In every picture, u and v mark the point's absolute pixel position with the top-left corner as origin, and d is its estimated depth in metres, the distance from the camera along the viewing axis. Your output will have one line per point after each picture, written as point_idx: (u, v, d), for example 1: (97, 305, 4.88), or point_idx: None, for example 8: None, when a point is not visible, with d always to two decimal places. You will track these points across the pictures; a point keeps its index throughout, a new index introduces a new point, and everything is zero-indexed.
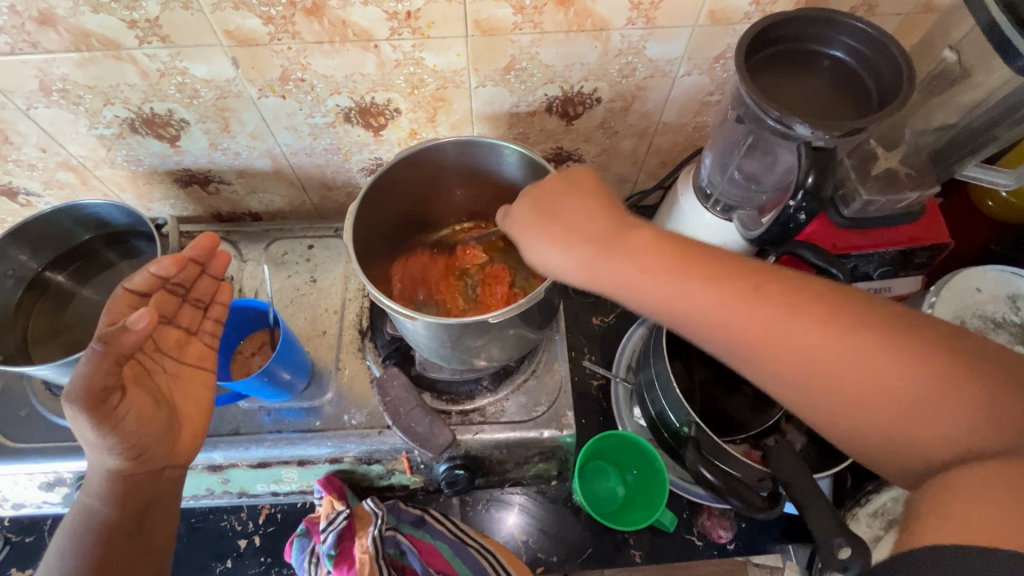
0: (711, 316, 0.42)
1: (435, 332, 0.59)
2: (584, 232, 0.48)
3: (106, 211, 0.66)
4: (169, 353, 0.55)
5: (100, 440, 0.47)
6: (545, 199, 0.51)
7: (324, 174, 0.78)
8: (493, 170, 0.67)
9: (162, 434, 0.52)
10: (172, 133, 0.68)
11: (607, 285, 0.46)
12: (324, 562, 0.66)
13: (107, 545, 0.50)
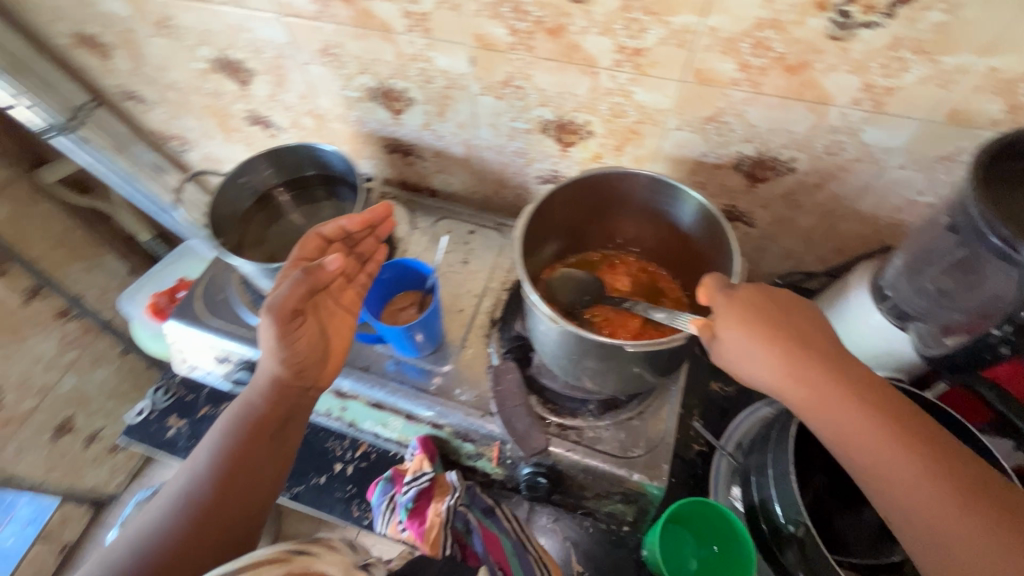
0: (830, 409, 0.51)
1: (571, 343, 0.62)
2: (775, 328, 0.54)
3: (331, 157, 0.79)
4: (333, 292, 0.67)
5: (277, 347, 0.62)
6: (769, 300, 0.55)
7: (504, 172, 0.85)
8: (664, 210, 0.70)
9: (316, 358, 0.65)
10: (400, 107, 0.79)
11: (780, 383, 0.53)
12: (399, 511, 0.71)
13: (255, 431, 0.63)
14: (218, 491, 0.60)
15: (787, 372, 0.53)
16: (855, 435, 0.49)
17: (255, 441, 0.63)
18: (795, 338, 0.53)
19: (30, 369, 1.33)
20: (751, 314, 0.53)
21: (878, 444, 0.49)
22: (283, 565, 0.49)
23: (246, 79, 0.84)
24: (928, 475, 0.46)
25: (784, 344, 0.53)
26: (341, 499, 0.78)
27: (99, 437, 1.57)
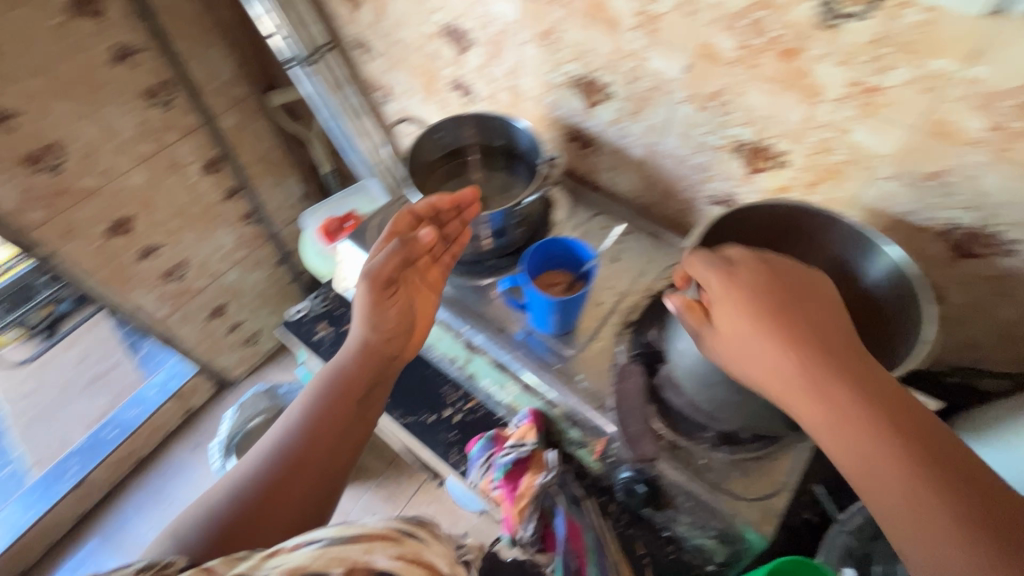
0: (765, 358, 0.49)
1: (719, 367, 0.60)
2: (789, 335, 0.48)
3: (521, 137, 0.85)
4: (419, 268, 0.79)
5: (373, 315, 0.74)
6: (762, 289, 0.50)
7: (676, 184, 0.86)
8: (847, 259, 0.66)
9: (401, 328, 0.76)
10: (597, 99, 0.83)
11: (792, 398, 0.48)
12: (495, 469, 0.75)
13: (345, 390, 0.73)
14: (314, 435, 0.69)
15: (785, 370, 0.48)
16: (779, 384, 0.48)
17: (346, 393, 0.73)
18: (815, 341, 0.48)
19: (211, 255, 1.58)
20: (772, 309, 0.49)
21: (860, 435, 0.43)
22: (397, 547, 0.50)
23: (465, 48, 0.92)
24: (959, 526, 0.39)
25: (761, 315, 0.49)
26: (444, 441, 0.83)
27: (240, 327, 1.82)
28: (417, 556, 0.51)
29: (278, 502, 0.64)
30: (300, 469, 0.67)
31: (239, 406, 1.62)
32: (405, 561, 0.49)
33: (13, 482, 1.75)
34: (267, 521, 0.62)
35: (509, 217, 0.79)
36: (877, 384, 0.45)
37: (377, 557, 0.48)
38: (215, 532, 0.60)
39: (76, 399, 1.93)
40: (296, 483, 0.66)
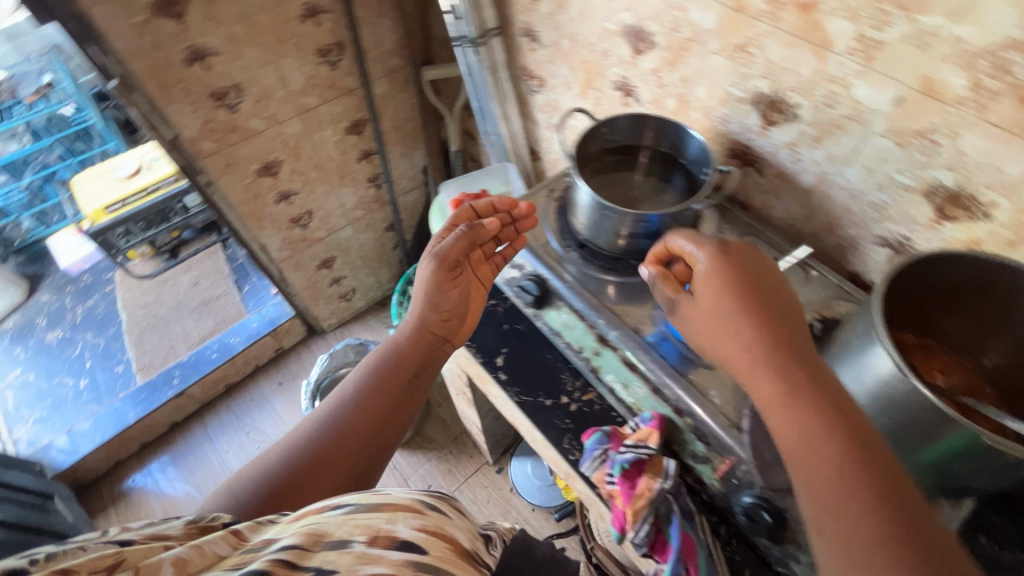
0: (732, 335, 0.61)
1: (909, 414, 0.56)
2: (755, 310, 0.61)
3: (688, 147, 0.85)
4: (474, 264, 0.88)
5: (435, 294, 0.83)
6: (746, 305, 0.61)
7: (843, 217, 0.83)
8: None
9: (457, 313, 0.85)
10: (777, 119, 0.82)
11: (745, 360, 0.60)
12: (611, 465, 0.74)
13: (398, 362, 0.81)
14: (366, 401, 0.76)
15: (739, 332, 0.61)
16: (741, 355, 0.60)
17: (396, 370, 0.80)
18: (773, 320, 0.60)
19: (334, 210, 1.68)
20: (739, 286, 0.63)
21: (791, 394, 0.54)
22: (420, 520, 0.52)
23: (643, 50, 0.93)
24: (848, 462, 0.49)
25: (751, 310, 0.61)
26: (558, 426, 0.84)
27: (340, 282, 1.92)
28: (439, 530, 0.53)
29: (324, 464, 0.69)
30: (347, 433, 0.72)
31: (330, 354, 1.72)
32: (425, 533, 0.51)
33: (122, 380, 1.94)
34: (311, 479, 0.67)
35: (667, 219, 0.80)
36: (848, 428, 0.51)
37: (400, 527, 0.49)
38: (269, 487, 0.66)
39: (185, 318, 2.11)
40: (342, 448, 0.71)
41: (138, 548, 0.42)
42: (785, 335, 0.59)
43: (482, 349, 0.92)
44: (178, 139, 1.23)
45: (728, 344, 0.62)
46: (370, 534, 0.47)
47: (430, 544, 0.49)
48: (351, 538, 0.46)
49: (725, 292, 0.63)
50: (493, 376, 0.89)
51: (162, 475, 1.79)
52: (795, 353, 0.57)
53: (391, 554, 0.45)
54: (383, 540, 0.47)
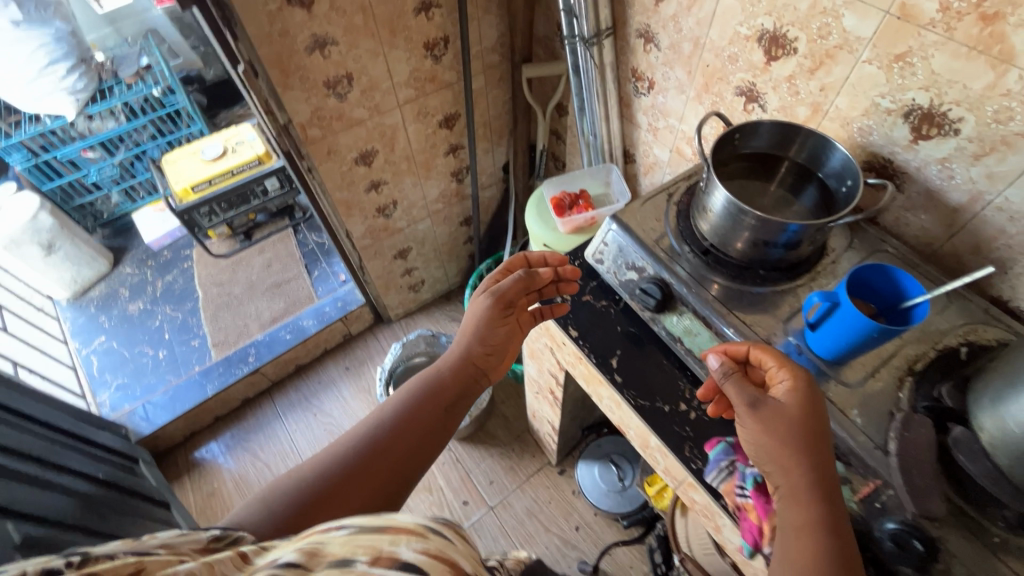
0: (787, 463, 0.66)
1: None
2: (814, 449, 0.65)
3: (830, 159, 0.83)
4: (520, 309, 0.95)
5: (484, 330, 0.92)
6: (801, 416, 0.66)
7: (993, 240, 0.79)
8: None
9: (493, 348, 0.93)
10: (930, 133, 0.79)
11: (787, 488, 0.65)
12: (743, 477, 0.74)
13: (441, 390, 0.87)
14: (404, 432, 0.80)
15: (788, 461, 0.65)
16: (789, 482, 0.65)
17: (436, 401, 0.86)
18: (820, 463, 0.65)
19: (417, 201, 1.71)
20: (809, 423, 0.66)
21: (815, 538, 0.61)
22: (425, 542, 0.53)
23: (778, 56, 0.91)
24: None
25: (806, 450, 0.65)
26: (679, 435, 0.82)
27: (412, 273, 1.95)
28: (440, 553, 0.53)
29: (364, 485, 0.74)
30: (387, 456, 0.77)
31: (403, 343, 1.73)
32: (428, 556, 0.51)
33: (198, 354, 2.01)
34: (348, 496, 0.72)
35: (808, 231, 0.77)
36: (844, 546, 0.61)
37: (403, 548, 0.50)
38: (310, 493, 0.71)
39: (258, 298, 2.17)
40: (383, 475, 0.76)
41: (158, 559, 0.45)
42: (829, 488, 0.64)
43: (596, 350, 0.92)
44: (289, 124, 1.27)
45: (780, 462, 0.66)
46: (374, 554, 0.48)
47: (432, 567, 0.50)
48: (353, 558, 0.47)
49: (791, 420, 0.66)
50: (609, 379, 0.88)
51: (230, 451, 1.84)
52: (831, 506, 0.63)
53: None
54: (384, 559, 0.48)
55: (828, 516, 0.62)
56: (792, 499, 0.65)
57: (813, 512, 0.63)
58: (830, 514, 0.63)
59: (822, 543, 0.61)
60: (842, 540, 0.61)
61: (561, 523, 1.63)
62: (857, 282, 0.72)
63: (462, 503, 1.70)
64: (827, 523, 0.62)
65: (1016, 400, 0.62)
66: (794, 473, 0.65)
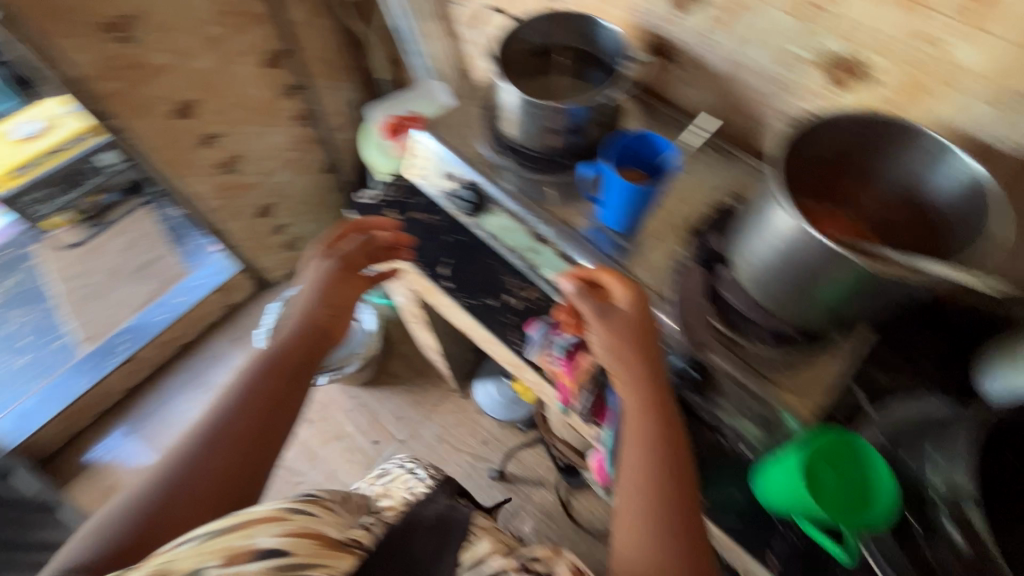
0: (624, 364, 0.71)
1: (812, 258, 0.63)
2: (646, 350, 0.72)
3: (606, 43, 0.87)
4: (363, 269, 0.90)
5: (326, 291, 0.85)
6: (638, 321, 0.72)
7: (752, 101, 0.88)
8: (915, 170, 0.66)
9: (338, 310, 0.86)
10: (686, 5, 0.83)
11: (624, 385, 0.71)
12: (554, 348, 0.81)
13: (283, 360, 0.78)
14: (245, 409, 0.72)
15: (626, 363, 0.71)
16: (625, 380, 0.71)
17: (277, 375, 0.77)
18: (652, 362, 0.71)
19: (265, 153, 1.62)
20: (641, 328, 0.72)
21: (646, 428, 0.68)
22: (281, 525, 0.58)
23: None
24: (671, 495, 0.64)
25: (640, 352, 0.71)
26: (504, 323, 0.89)
27: (284, 230, 1.87)
28: (304, 530, 0.59)
29: (214, 482, 0.67)
30: (229, 448, 0.69)
31: (282, 301, 1.69)
32: (291, 535, 0.58)
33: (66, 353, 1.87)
34: (195, 497, 0.66)
35: (588, 112, 0.82)
36: (673, 429, 0.69)
37: (260, 536, 0.56)
38: (153, 505, 0.64)
39: (125, 284, 2.03)
40: (233, 467, 0.69)
41: None
42: (659, 381, 0.71)
43: (425, 261, 0.95)
44: (75, 79, 1.14)
45: (619, 364, 0.71)
46: (227, 555, 0.53)
47: (295, 545, 0.57)
48: (203, 566, 0.52)
49: (627, 326, 0.72)
50: (439, 286, 0.92)
51: (124, 444, 1.77)
52: (661, 397, 0.70)
53: (250, 566, 0.53)
54: (240, 556, 0.53)
55: (658, 407, 0.70)
56: (629, 396, 0.71)
57: (644, 405, 0.69)
58: (660, 404, 0.70)
59: (651, 431, 0.68)
60: (669, 426, 0.69)
61: (469, 441, 1.72)
62: (621, 149, 0.79)
63: (373, 443, 1.75)
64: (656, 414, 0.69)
65: (750, 234, 0.72)
66: (629, 371, 0.71)
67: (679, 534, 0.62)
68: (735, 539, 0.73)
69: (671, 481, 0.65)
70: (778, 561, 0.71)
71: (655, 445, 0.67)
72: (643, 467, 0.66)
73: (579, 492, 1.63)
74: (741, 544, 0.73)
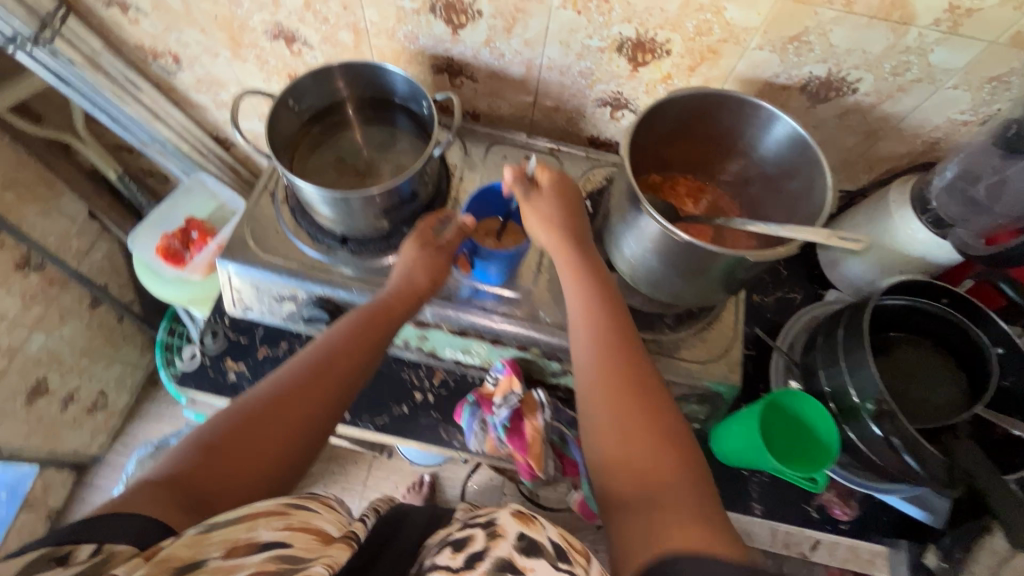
0: (556, 243, 0.66)
1: (696, 252, 0.65)
2: (576, 230, 0.67)
3: (394, 85, 0.76)
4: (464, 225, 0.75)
5: (406, 255, 0.70)
6: (561, 193, 0.68)
7: (562, 95, 0.84)
8: (753, 139, 0.68)
9: (415, 264, 0.69)
10: (462, 21, 0.74)
11: (562, 258, 0.65)
12: (496, 430, 0.75)
13: (339, 355, 0.62)
14: (292, 401, 0.57)
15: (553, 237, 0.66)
16: (562, 259, 0.65)
17: (332, 371, 0.61)
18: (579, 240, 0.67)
19: None
20: (563, 200, 0.67)
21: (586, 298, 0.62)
22: (283, 519, 0.46)
23: None
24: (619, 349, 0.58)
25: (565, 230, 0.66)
26: (428, 424, 0.79)
27: (76, 397, 1.44)
28: (305, 524, 0.47)
29: (238, 467, 0.52)
30: (275, 440, 0.54)
31: None
32: (292, 530, 0.45)
33: None
34: (229, 479, 0.51)
35: (418, 177, 0.71)
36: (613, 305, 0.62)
37: (263, 531, 0.44)
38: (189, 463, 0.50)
39: None
40: (261, 464, 0.53)
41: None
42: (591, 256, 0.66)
43: None
44: None
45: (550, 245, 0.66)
46: (227, 547, 0.42)
47: (294, 538, 0.44)
48: (204, 557, 0.41)
49: (550, 204, 0.67)
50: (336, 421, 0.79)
51: None
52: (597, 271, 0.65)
53: (252, 558, 0.41)
54: (242, 548, 0.42)
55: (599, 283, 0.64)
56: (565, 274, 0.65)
57: (581, 278, 0.64)
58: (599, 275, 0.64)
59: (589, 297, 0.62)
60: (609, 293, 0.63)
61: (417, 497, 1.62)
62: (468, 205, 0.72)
63: None
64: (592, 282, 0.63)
65: (628, 241, 0.72)
66: (561, 248, 0.65)
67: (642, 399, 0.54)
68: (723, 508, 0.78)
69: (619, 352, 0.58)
70: (762, 505, 0.78)
71: (601, 316, 0.61)
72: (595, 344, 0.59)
73: None
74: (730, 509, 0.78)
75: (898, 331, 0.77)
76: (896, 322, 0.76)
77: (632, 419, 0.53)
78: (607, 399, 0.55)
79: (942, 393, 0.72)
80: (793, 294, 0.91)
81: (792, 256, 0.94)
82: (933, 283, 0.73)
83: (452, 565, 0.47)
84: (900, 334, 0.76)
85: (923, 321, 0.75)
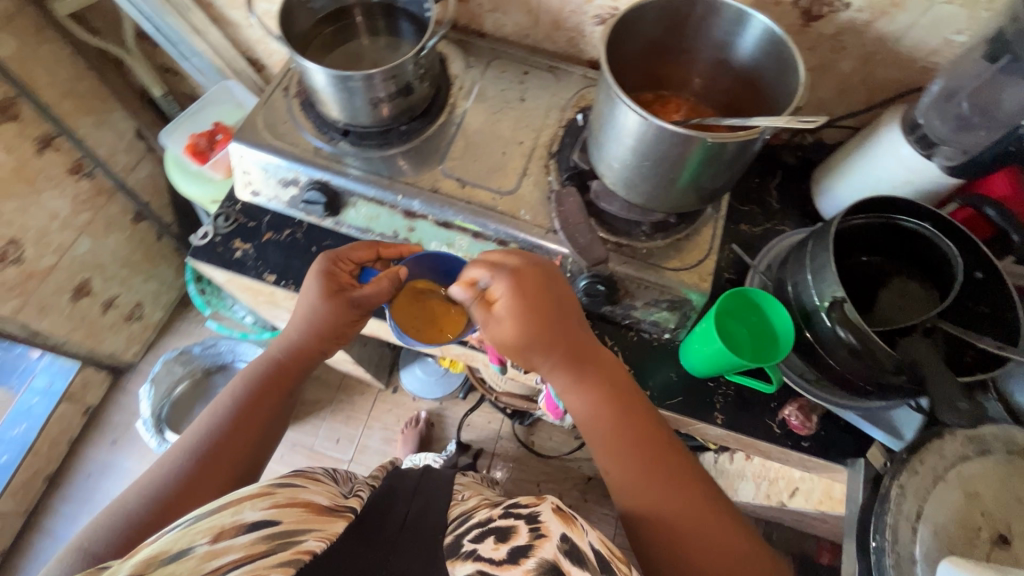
0: (546, 356, 0.71)
1: (664, 146, 0.65)
2: (572, 341, 0.71)
3: None
4: (359, 260, 0.80)
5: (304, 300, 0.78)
6: (533, 314, 0.69)
7: (562, 11, 0.87)
8: (721, 45, 0.71)
9: (319, 314, 0.78)
10: None
11: (552, 363, 0.71)
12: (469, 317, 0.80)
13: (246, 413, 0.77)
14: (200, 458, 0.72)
15: (530, 348, 0.70)
16: (555, 364, 0.71)
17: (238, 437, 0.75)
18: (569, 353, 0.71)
19: (48, 225, 1.32)
20: (537, 313, 0.69)
21: (595, 408, 0.71)
22: (269, 498, 0.58)
23: None
24: (650, 454, 0.68)
25: (551, 349, 0.70)
26: None
27: (116, 304, 1.57)
28: (292, 500, 0.59)
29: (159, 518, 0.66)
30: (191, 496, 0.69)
31: (153, 380, 1.49)
32: (277, 507, 0.57)
33: None
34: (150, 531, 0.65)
35: (412, 67, 0.76)
36: (618, 408, 0.71)
37: (247, 512, 0.55)
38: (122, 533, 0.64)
39: None
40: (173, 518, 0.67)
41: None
42: (592, 363, 0.72)
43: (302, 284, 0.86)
44: None
45: (532, 356, 0.71)
46: (213, 532, 0.52)
47: (282, 514, 0.56)
48: (192, 544, 0.50)
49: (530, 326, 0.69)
50: None
51: None
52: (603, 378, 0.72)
53: (239, 539, 0.52)
54: (228, 531, 0.52)
55: (605, 397, 0.71)
56: (567, 388, 0.72)
57: (583, 392, 0.71)
58: (602, 390, 0.71)
59: (595, 410, 0.71)
60: (613, 397, 0.71)
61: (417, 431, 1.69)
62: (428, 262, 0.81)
63: None
64: (597, 397, 0.71)
65: (608, 142, 0.72)
66: (550, 361, 0.71)
67: (687, 493, 0.66)
68: (684, 415, 0.80)
69: (653, 453, 0.68)
70: (723, 416, 0.80)
71: (627, 426, 0.70)
72: (632, 459, 0.68)
73: (538, 428, 1.69)
74: (691, 418, 0.80)
75: (876, 253, 0.77)
76: (874, 243, 0.76)
77: (681, 509, 0.65)
78: (662, 502, 0.65)
79: (906, 311, 0.73)
80: (783, 226, 0.92)
81: (785, 189, 0.95)
82: (919, 203, 0.71)
83: (495, 554, 0.53)
84: (878, 256, 0.77)
85: (907, 243, 0.74)
